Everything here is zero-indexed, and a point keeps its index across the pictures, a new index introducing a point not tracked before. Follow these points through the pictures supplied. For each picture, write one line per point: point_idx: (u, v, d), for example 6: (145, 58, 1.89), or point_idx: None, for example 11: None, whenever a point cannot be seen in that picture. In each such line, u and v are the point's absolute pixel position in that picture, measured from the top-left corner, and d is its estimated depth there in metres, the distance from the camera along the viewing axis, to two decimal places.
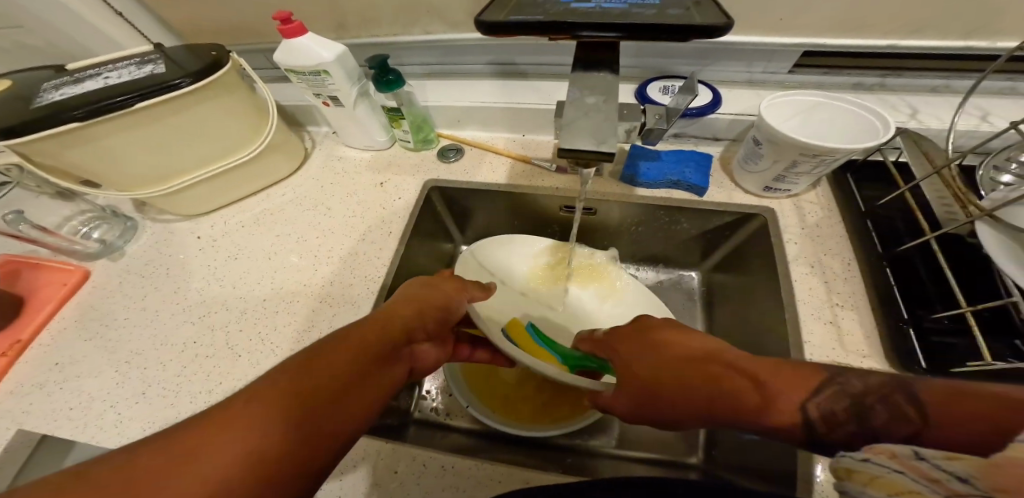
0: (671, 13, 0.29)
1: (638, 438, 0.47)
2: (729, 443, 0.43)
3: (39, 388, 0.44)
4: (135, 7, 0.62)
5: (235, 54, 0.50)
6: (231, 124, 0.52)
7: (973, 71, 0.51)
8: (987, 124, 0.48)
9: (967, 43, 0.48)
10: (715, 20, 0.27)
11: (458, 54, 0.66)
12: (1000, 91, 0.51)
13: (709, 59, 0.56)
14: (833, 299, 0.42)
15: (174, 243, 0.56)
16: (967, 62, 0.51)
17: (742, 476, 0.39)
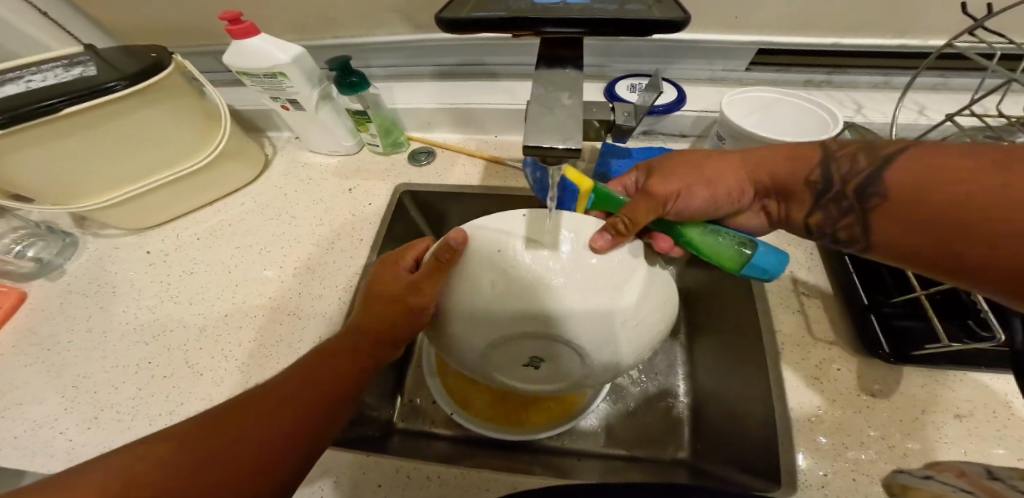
0: (631, 9, 0.29)
1: (624, 436, 0.48)
2: (713, 436, 0.43)
3: None
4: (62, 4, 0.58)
5: (177, 55, 0.47)
6: (176, 130, 0.48)
7: (907, 69, 0.55)
8: (925, 117, 0.52)
9: (902, 42, 0.52)
10: (675, 15, 0.28)
11: (424, 55, 0.65)
12: (933, 87, 0.55)
13: (671, 57, 0.58)
14: (799, 289, 0.44)
15: (121, 259, 0.52)
16: (902, 60, 0.55)
17: (726, 467, 0.40)
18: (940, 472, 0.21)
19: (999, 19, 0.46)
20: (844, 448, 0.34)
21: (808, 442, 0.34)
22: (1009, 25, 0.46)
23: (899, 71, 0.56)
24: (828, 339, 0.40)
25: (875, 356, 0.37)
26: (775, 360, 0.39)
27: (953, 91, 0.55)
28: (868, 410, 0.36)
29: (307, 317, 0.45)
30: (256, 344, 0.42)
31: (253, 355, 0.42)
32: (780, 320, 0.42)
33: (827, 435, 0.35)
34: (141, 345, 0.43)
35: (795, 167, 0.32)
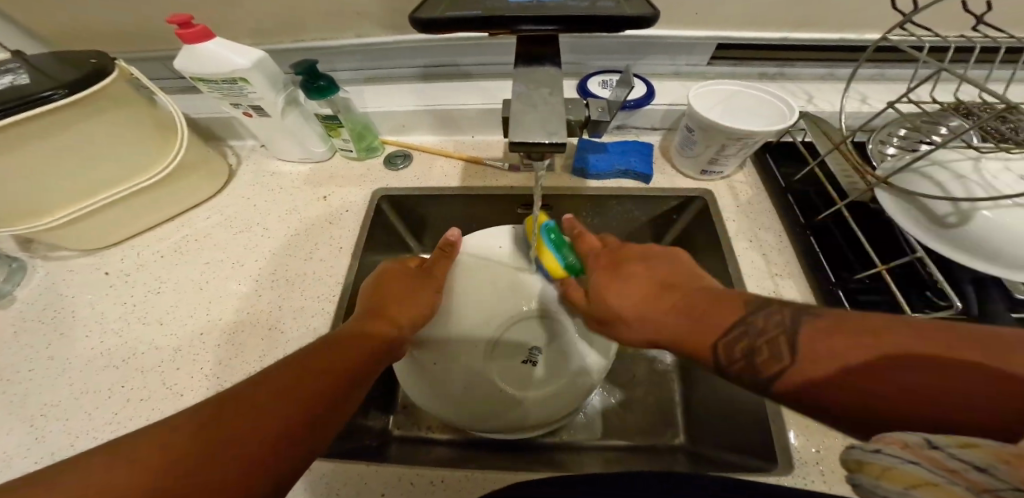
0: (602, 5, 0.29)
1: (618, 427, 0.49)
2: (706, 419, 0.46)
3: None
4: None
5: (120, 61, 0.45)
6: (124, 143, 0.45)
7: (848, 61, 0.60)
8: (867, 106, 0.57)
9: (843, 36, 0.56)
10: (643, 11, 0.29)
11: (393, 57, 0.64)
12: (872, 77, 0.60)
13: (638, 53, 0.60)
14: (773, 270, 0.46)
15: (77, 282, 0.47)
16: (844, 54, 0.60)
17: (723, 450, 0.42)
18: (883, 442, 0.18)
19: (925, 15, 0.51)
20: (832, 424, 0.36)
21: (799, 422, 0.37)
22: (933, 20, 0.51)
23: (841, 64, 0.61)
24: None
25: None
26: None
27: (889, 81, 0.60)
28: None
29: (291, 330, 0.43)
30: (237, 363, 0.40)
31: (237, 373, 0.40)
32: None
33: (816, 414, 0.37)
34: (111, 370, 0.39)
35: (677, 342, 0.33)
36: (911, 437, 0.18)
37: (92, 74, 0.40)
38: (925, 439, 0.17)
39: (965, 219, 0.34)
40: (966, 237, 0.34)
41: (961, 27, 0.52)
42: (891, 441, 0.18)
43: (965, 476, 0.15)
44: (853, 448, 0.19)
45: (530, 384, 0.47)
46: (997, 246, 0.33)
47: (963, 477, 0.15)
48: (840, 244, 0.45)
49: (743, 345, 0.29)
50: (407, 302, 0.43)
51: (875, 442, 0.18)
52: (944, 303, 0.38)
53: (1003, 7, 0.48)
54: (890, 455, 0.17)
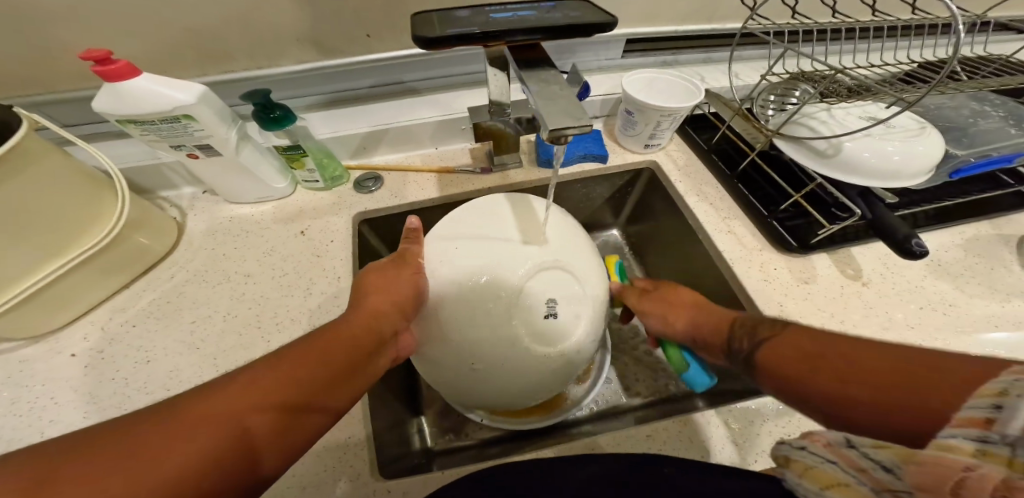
0: (573, 15, 0.34)
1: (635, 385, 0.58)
2: None
3: None
4: None
5: (18, 108, 0.38)
6: (53, 208, 0.39)
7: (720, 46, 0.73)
8: (748, 78, 0.72)
9: (714, 25, 0.69)
10: (603, 18, 0.34)
11: (335, 80, 0.63)
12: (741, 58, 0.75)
13: (568, 53, 0.68)
14: (723, 215, 0.56)
15: (30, 375, 0.41)
16: (717, 40, 0.73)
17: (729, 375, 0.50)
18: (810, 441, 0.28)
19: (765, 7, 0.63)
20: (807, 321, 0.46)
21: None
22: (770, 11, 0.64)
23: (716, 48, 0.74)
24: (757, 247, 0.53)
25: (791, 250, 0.51)
26: (732, 274, 0.51)
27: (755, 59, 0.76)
28: (810, 295, 0.48)
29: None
30: None
31: None
32: (720, 242, 0.54)
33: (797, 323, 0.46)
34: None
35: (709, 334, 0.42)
36: (834, 439, 0.26)
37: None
38: (845, 441, 0.25)
39: (836, 148, 0.46)
40: (839, 160, 0.46)
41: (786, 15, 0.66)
42: (818, 442, 0.27)
43: (872, 475, 0.23)
44: (789, 449, 0.29)
45: (557, 341, 0.42)
46: (859, 164, 0.46)
47: (869, 475, 0.23)
48: (762, 185, 0.58)
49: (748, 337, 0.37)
50: (387, 286, 0.40)
51: (806, 442, 0.28)
52: (845, 214, 0.51)
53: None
54: (815, 456, 0.27)
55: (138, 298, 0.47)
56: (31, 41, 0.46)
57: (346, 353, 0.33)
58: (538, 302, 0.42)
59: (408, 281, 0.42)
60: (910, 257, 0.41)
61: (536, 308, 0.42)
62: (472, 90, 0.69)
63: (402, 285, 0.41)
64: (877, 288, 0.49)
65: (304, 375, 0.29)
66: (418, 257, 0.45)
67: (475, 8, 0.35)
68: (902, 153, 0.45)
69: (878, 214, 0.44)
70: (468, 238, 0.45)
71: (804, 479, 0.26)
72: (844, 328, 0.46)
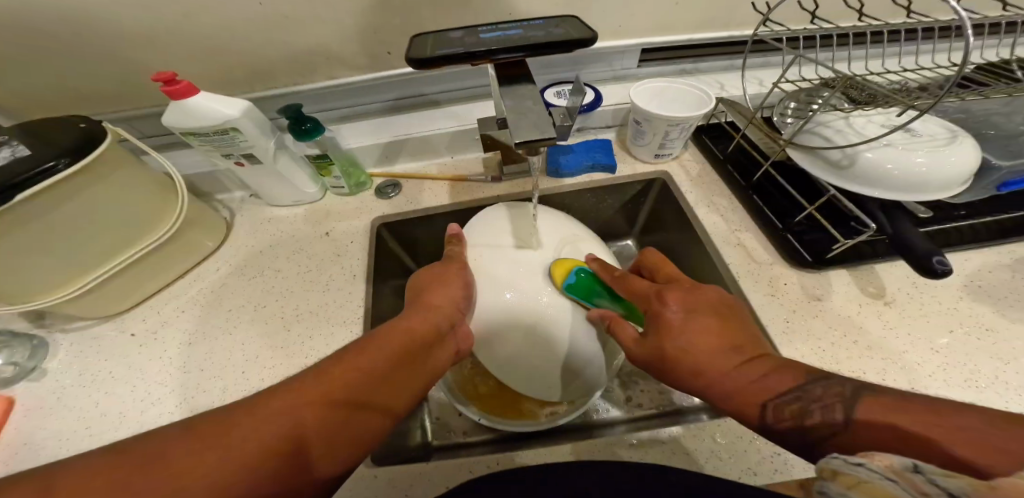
0: (555, 33, 0.36)
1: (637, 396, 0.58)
2: None
3: None
4: None
5: (107, 124, 0.47)
6: (127, 207, 0.48)
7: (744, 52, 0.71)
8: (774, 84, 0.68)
9: (734, 33, 0.68)
10: (584, 34, 0.36)
11: (362, 94, 0.69)
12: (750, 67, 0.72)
13: (582, 64, 0.70)
14: (733, 227, 0.55)
15: (97, 349, 0.49)
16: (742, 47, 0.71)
17: None
18: (870, 459, 0.22)
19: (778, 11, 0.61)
20: (817, 340, 0.43)
21: (793, 351, 0.43)
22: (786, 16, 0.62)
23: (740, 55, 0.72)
24: (767, 260, 0.51)
25: (803, 264, 0.49)
26: (736, 287, 0.49)
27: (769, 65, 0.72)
28: (822, 312, 0.46)
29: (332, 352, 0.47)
30: None
31: None
32: (728, 254, 0.52)
33: (804, 340, 0.44)
34: (166, 417, 0.42)
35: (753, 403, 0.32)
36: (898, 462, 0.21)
37: (89, 140, 0.42)
38: (912, 465, 0.20)
39: (852, 160, 0.44)
40: (856, 172, 0.44)
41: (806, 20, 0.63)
42: (876, 460, 0.22)
43: (935, 496, 0.18)
44: (832, 460, 0.24)
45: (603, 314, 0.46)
46: (879, 175, 0.43)
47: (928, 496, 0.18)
48: (777, 197, 0.56)
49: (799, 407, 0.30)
50: (442, 285, 0.43)
51: (861, 459, 0.23)
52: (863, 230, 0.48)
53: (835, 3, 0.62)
54: (869, 471, 0.22)
55: (188, 287, 0.55)
56: (120, 68, 0.56)
57: (401, 345, 0.36)
58: (577, 279, 0.47)
59: (459, 276, 0.44)
60: (933, 276, 0.37)
61: (575, 284, 0.46)
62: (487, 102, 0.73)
63: (454, 279, 0.44)
64: (901, 308, 0.45)
65: (340, 388, 0.31)
66: (462, 258, 0.47)
67: (468, 29, 0.38)
68: (928, 164, 0.41)
69: (897, 229, 0.41)
70: (494, 245, 0.48)
71: (852, 494, 0.22)
72: (858, 349, 0.43)
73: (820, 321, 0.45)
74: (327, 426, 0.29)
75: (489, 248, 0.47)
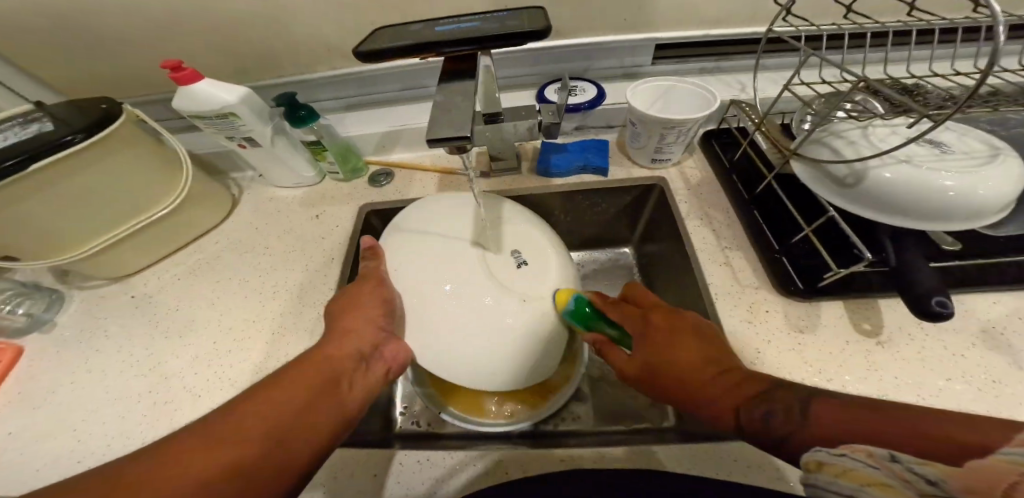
0: (508, 24, 0.33)
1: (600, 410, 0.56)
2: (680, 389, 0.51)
3: None
4: (34, 84, 0.62)
5: (127, 105, 0.52)
6: (138, 178, 0.52)
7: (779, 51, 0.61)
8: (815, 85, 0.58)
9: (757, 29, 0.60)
10: (536, 26, 0.33)
11: (359, 85, 0.68)
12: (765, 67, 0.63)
13: (590, 57, 0.63)
14: (723, 244, 0.50)
15: (105, 307, 0.56)
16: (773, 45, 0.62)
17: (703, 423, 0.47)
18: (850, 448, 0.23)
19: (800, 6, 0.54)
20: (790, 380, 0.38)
21: None
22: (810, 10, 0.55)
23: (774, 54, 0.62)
24: (752, 284, 0.46)
25: (792, 291, 0.43)
26: (712, 311, 0.44)
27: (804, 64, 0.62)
28: (803, 348, 0.40)
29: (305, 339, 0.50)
30: (249, 364, 0.48)
31: (245, 372, 0.48)
32: (710, 273, 0.48)
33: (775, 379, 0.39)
34: (139, 377, 0.48)
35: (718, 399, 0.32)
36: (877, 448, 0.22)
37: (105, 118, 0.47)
38: (889, 453, 0.21)
39: (861, 179, 0.38)
40: (868, 194, 0.38)
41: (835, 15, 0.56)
42: (857, 449, 0.23)
43: (915, 486, 0.20)
44: (816, 451, 0.25)
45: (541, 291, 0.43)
46: (889, 197, 0.36)
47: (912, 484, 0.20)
48: (779, 215, 0.50)
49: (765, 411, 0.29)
50: (357, 307, 0.41)
51: (844, 448, 0.24)
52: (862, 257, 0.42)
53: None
54: (855, 460, 0.22)
55: (189, 257, 0.61)
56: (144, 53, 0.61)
57: (317, 381, 0.34)
58: (504, 258, 0.44)
59: (373, 292, 0.42)
60: (932, 320, 0.31)
61: (503, 265, 0.44)
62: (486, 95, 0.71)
63: (367, 297, 0.42)
64: (896, 349, 0.39)
65: (246, 431, 0.29)
66: (379, 271, 0.45)
67: (429, 22, 0.36)
68: (955, 188, 0.34)
69: (904, 264, 0.35)
70: (415, 247, 0.45)
71: (840, 481, 0.23)
72: (830, 389, 0.38)
73: (798, 357, 0.40)
74: (233, 470, 0.27)
75: (411, 252, 0.45)
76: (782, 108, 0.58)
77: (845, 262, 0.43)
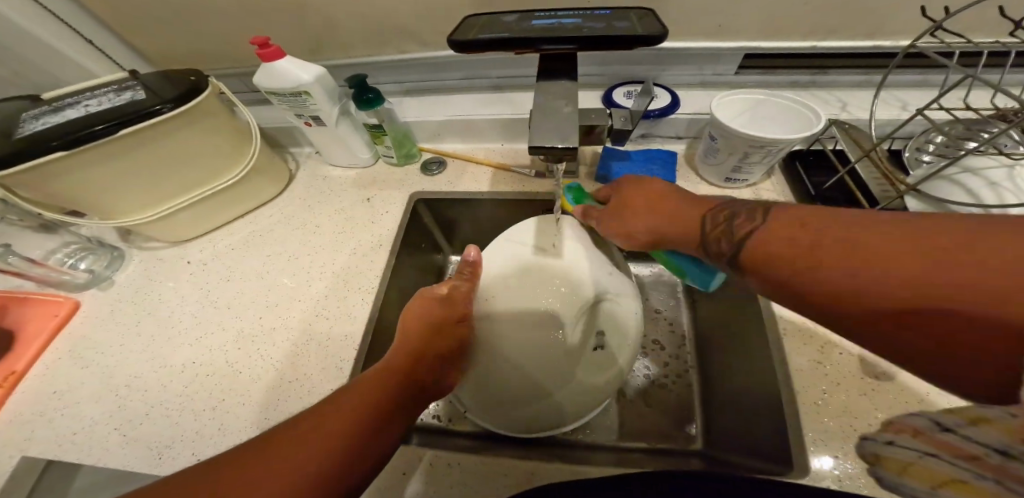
0: (617, 25, 0.30)
1: (634, 431, 0.54)
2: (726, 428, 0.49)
3: (52, 413, 0.47)
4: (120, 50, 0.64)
5: (214, 79, 0.52)
6: (214, 149, 0.54)
7: (908, 67, 0.54)
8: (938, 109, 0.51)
9: (873, 42, 0.53)
10: (652, 29, 0.29)
11: (422, 71, 0.67)
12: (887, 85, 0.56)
13: (669, 63, 0.60)
14: None
15: (163, 269, 0.59)
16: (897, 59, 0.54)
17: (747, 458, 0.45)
18: (898, 432, 0.23)
19: (953, 20, 0.47)
20: None
21: None
22: (967, 25, 0.47)
23: (902, 69, 0.55)
24: None
25: None
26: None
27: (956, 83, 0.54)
28: None
29: (350, 326, 0.51)
30: (294, 344, 0.50)
31: (287, 352, 0.49)
32: None
33: None
34: (187, 344, 0.51)
35: (677, 227, 0.39)
36: (926, 425, 0.21)
37: (194, 89, 0.48)
38: (936, 424, 0.21)
39: None
40: None
41: (999, 32, 0.48)
42: (903, 431, 0.22)
43: (983, 462, 0.18)
44: (870, 443, 0.24)
45: (603, 370, 0.44)
46: None
47: (987, 465, 0.18)
48: None
49: (733, 238, 0.35)
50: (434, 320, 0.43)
51: (890, 434, 0.23)
52: None
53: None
54: (913, 449, 0.22)
55: (243, 228, 0.63)
56: None
57: (402, 378, 0.38)
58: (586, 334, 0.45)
59: (456, 323, 0.45)
60: None
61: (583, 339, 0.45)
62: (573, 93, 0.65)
63: (452, 332, 0.44)
64: None
65: (353, 411, 0.32)
66: (469, 298, 0.47)
67: (525, 14, 0.33)
68: None
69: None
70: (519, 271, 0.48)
71: (905, 479, 0.22)
72: None
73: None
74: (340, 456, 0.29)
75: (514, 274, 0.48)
76: (910, 131, 0.52)
77: None
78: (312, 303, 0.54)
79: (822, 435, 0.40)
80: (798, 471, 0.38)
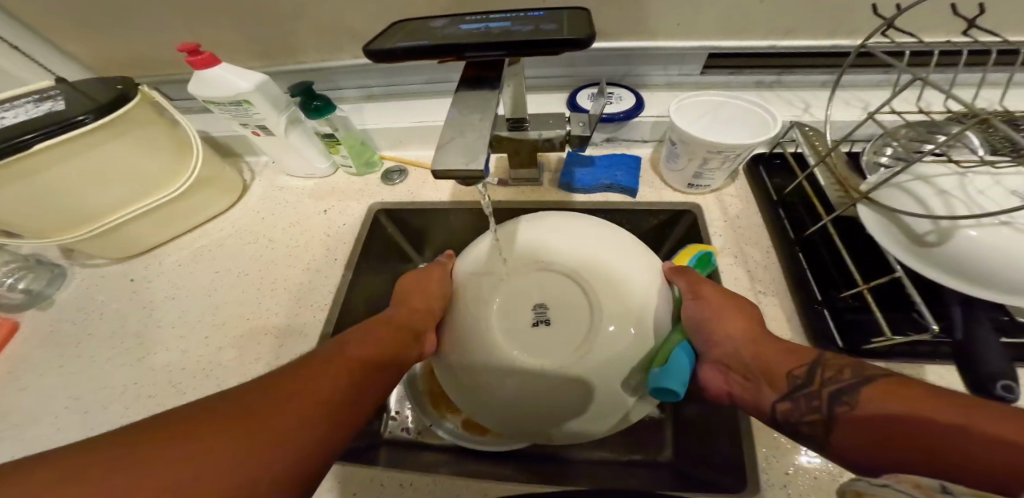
0: (544, 29, 0.28)
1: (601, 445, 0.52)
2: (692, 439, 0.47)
3: None
4: (59, 57, 0.61)
5: (145, 86, 0.50)
6: (151, 162, 0.51)
7: (870, 67, 0.53)
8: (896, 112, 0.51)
9: (833, 42, 0.52)
10: (579, 33, 0.27)
11: (380, 75, 0.64)
12: (843, 85, 0.55)
13: (632, 64, 0.58)
14: (756, 287, 0.45)
15: (108, 287, 0.57)
16: (858, 59, 0.53)
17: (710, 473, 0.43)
18: (894, 479, 0.20)
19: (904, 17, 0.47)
20: None
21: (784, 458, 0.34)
22: (919, 23, 0.47)
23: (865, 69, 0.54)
24: (786, 335, 0.41)
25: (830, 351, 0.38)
26: None
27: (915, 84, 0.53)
28: None
29: (302, 344, 0.49)
30: (240, 364, 0.48)
31: (233, 372, 0.47)
32: None
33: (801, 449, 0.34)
34: (128, 366, 0.49)
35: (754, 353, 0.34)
36: (926, 480, 0.19)
37: (121, 97, 0.46)
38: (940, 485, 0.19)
39: (945, 237, 0.32)
40: (950, 257, 0.32)
41: (949, 31, 0.48)
42: (902, 479, 0.20)
43: None
44: (859, 482, 0.22)
45: (549, 352, 0.37)
46: (986, 268, 0.30)
47: None
48: (827, 262, 0.44)
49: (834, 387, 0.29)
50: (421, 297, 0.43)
51: (887, 479, 0.21)
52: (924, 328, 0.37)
53: (999, 10, 0.45)
54: (896, 490, 0.20)
55: (195, 242, 0.61)
56: None
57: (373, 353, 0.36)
58: (524, 310, 0.39)
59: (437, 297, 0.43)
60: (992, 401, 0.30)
61: (521, 316, 0.39)
62: (536, 96, 0.63)
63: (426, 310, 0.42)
64: None
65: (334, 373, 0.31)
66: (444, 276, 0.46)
67: (454, 18, 0.32)
68: None
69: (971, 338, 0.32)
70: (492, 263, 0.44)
71: None
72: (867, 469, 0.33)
73: None
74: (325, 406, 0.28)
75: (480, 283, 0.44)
76: (867, 134, 0.52)
77: (903, 327, 0.38)
78: (261, 321, 0.51)
79: (778, 451, 0.39)
80: (751, 489, 0.37)
